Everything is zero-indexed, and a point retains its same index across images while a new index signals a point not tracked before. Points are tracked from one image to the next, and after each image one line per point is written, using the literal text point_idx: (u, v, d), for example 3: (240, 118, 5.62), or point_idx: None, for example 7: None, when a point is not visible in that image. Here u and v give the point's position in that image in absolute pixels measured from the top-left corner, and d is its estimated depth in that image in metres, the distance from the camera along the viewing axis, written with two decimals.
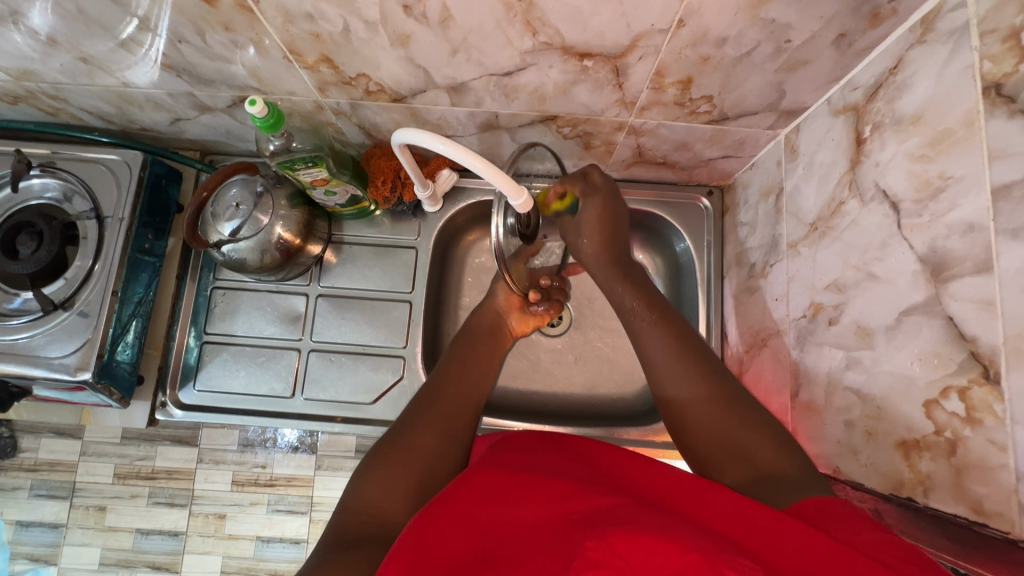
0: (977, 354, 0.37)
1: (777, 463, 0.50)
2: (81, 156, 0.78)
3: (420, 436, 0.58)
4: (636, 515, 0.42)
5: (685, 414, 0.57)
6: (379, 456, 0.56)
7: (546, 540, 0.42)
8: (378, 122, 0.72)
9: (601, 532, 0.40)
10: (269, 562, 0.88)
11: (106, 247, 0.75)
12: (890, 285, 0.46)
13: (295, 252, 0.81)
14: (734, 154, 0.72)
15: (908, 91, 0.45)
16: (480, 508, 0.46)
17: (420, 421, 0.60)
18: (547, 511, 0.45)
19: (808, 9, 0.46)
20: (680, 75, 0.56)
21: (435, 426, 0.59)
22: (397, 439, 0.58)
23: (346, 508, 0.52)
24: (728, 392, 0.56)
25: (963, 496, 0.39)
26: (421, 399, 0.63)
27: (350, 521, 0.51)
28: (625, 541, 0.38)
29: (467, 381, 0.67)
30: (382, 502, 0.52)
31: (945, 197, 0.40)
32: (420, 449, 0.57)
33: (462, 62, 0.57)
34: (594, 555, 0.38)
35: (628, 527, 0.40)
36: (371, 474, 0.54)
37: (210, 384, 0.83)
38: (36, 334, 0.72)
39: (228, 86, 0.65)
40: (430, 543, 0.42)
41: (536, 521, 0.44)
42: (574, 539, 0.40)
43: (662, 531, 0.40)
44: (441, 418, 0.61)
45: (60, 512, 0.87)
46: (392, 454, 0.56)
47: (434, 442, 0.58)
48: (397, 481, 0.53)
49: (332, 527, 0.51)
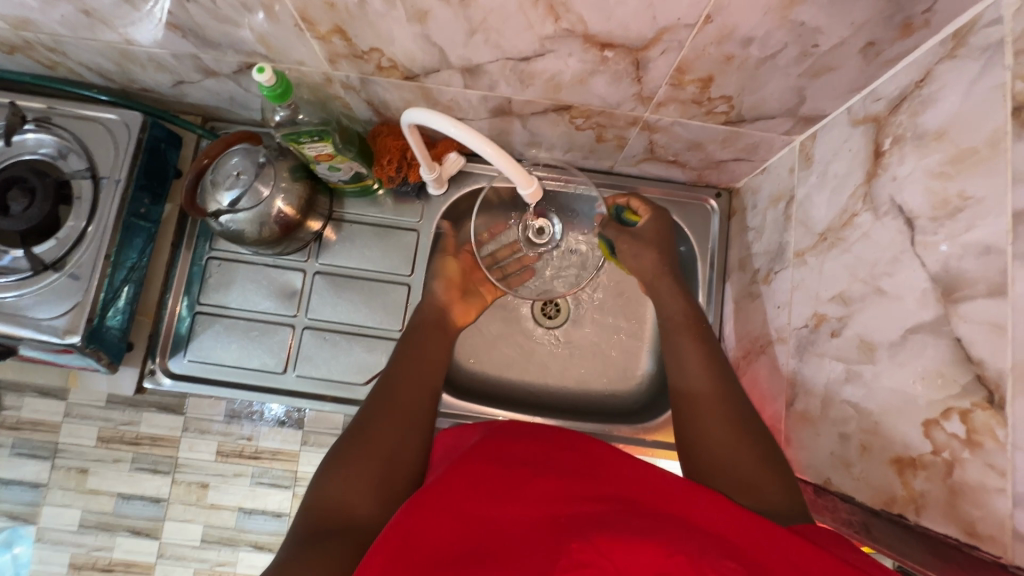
0: (983, 378, 0.37)
1: (774, 500, 0.51)
2: (78, 113, 0.76)
3: (383, 428, 0.57)
4: (622, 520, 0.42)
5: (701, 416, 0.59)
6: (344, 451, 0.55)
7: (533, 540, 0.42)
8: (388, 100, 0.71)
9: (588, 534, 0.40)
10: (250, 534, 0.88)
11: (100, 209, 0.73)
12: (897, 301, 0.46)
13: (295, 227, 0.79)
14: (747, 157, 0.71)
15: (933, 106, 0.45)
16: (468, 501, 0.46)
17: (385, 414, 0.58)
18: (535, 513, 0.45)
19: (840, 14, 0.44)
20: (701, 73, 0.55)
21: (400, 416, 0.59)
22: (361, 434, 0.57)
23: (310, 506, 0.51)
24: (750, 419, 0.58)
25: (956, 517, 0.39)
26: (383, 390, 0.62)
27: (313, 519, 0.50)
28: (610, 543, 0.39)
29: (432, 371, 0.66)
30: (348, 499, 0.51)
31: (962, 217, 0.40)
32: (384, 443, 0.56)
33: (479, 43, 0.56)
34: (580, 556, 0.39)
35: (616, 531, 0.40)
36: (337, 470, 0.53)
37: (201, 354, 0.82)
38: (24, 294, 0.70)
39: (234, 51, 0.63)
40: (417, 535, 0.42)
41: (523, 520, 0.44)
42: (560, 540, 0.41)
43: (649, 534, 0.40)
44: (404, 409, 0.60)
45: (41, 471, 0.86)
46: (355, 449, 0.55)
47: (398, 434, 0.57)
48: (362, 477, 0.52)
49: (297, 523, 0.50)
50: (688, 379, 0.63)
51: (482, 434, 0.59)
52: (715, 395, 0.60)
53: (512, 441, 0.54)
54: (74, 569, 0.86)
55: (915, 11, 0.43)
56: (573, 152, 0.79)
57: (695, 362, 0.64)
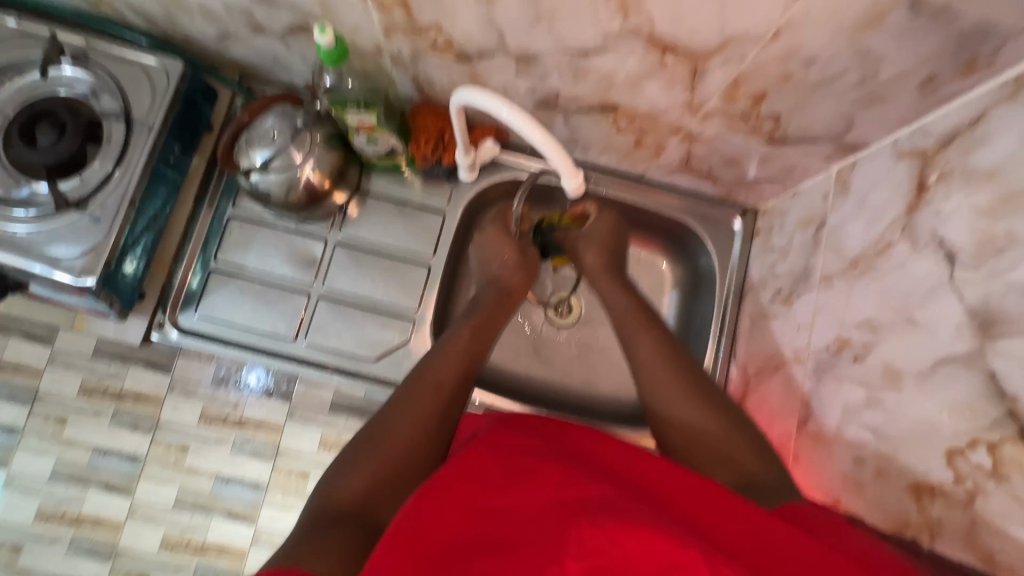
0: (1016, 413, 0.39)
1: (760, 469, 0.52)
2: (117, 54, 0.74)
3: (403, 427, 0.55)
4: (630, 506, 0.41)
5: (669, 400, 0.59)
6: (365, 445, 0.54)
7: (542, 525, 0.40)
8: (435, 78, 0.71)
9: (599, 519, 0.39)
10: (225, 502, 0.86)
11: (130, 153, 0.72)
12: (930, 332, 0.47)
13: (323, 196, 0.78)
14: (780, 178, 0.72)
15: (987, 145, 0.46)
16: (475, 489, 0.44)
17: (409, 413, 0.56)
18: (541, 494, 0.43)
19: (907, 45, 0.45)
20: (756, 88, 0.56)
21: (427, 419, 0.56)
22: (380, 433, 0.55)
23: (325, 494, 0.50)
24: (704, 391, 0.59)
25: (974, 546, 0.41)
26: (415, 382, 0.60)
27: (327, 505, 0.48)
28: (621, 530, 0.37)
29: (464, 362, 0.64)
30: (368, 494, 0.49)
31: (1007, 255, 0.41)
32: (409, 443, 0.54)
33: (542, 32, 0.56)
34: (591, 544, 0.37)
35: (628, 518, 0.38)
36: (356, 464, 0.52)
37: (212, 312, 0.81)
38: (41, 230, 0.69)
39: (290, 11, 0.63)
40: (427, 528, 0.41)
41: (531, 508, 0.42)
42: (570, 529, 0.39)
43: (660, 525, 0.39)
44: (439, 407, 0.58)
45: (18, 416, 0.84)
46: (375, 447, 0.53)
47: (426, 435, 0.55)
48: (383, 474, 0.51)
49: (309, 511, 0.49)
50: (649, 389, 0.61)
51: (491, 423, 0.55)
52: (679, 391, 0.59)
53: (518, 429, 0.52)
54: (41, 519, 0.84)
55: (982, 50, 0.44)
56: (608, 154, 0.79)
57: (649, 349, 0.64)
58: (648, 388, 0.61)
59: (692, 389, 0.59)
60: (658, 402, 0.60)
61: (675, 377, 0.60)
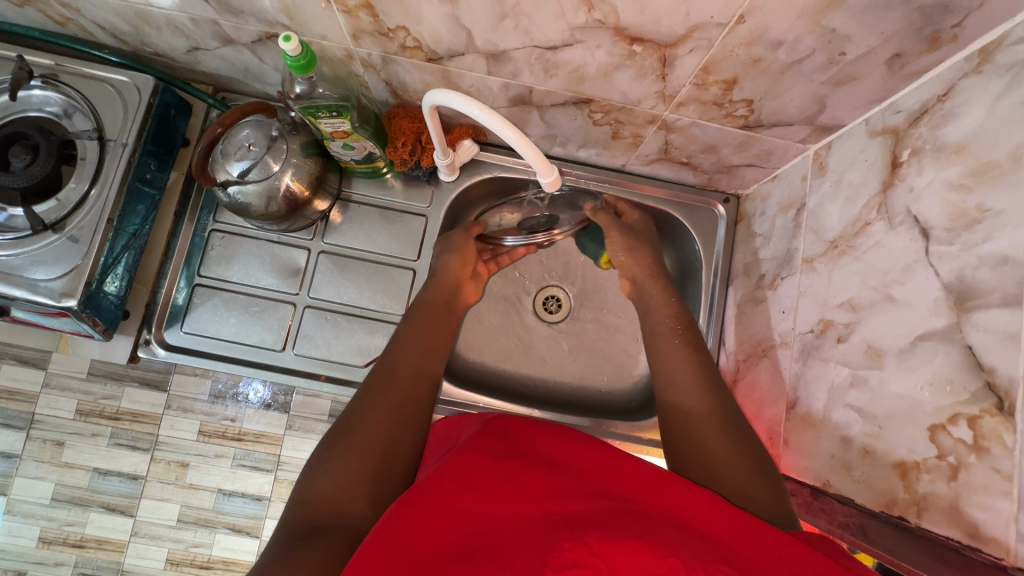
0: (993, 385, 0.39)
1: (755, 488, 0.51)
2: (86, 72, 0.74)
3: (375, 426, 0.54)
4: (616, 520, 0.41)
5: (680, 398, 0.59)
6: (334, 445, 0.52)
7: (524, 535, 0.40)
8: (407, 81, 0.70)
9: (581, 534, 0.39)
10: (228, 516, 0.86)
11: (105, 172, 0.71)
12: (909, 309, 0.47)
13: (303, 204, 0.78)
14: (759, 163, 0.72)
15: (955, 119, 0.46)
16: (460, 496, 0.43)
17: (378, 412, 0.55)
18: (525, 505, 0.43)
19: (871, 22, 0.45)
20: (726, 74, 0.55)
21: (393, 416, 0.56)
22: (349, 433, 0.53)
23: (301, 501, 0.49)
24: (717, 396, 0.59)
25: (959, 521, 0.41)
26: (380, 380, 0.59)
27: (305, 513, 0.47)
28: (606, 543, 0.38)
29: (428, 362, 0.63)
30: (344, 498, 0.48)
31: (980, 228, 0.41)
32: (381, 441, 0.53)
33: (509, 29, 0.55)
34: (574, 555, 0.38)
35: (611, 532, 0.39)
36: (328, 467, 0.50)
37: (199, 327, 0.81)
38: (20, 253, 0.68)
39: (257, 20, 0.62)
40: (407, 535, 0.40)
41: (514, 517, 0.42)
42: (552, 540, 0.39)
43: (644, 536, 0.39)
44: (405, 406, 0.57)
45: (15, 442, 0.84)
46: (346, 446, 0.52)
47: (392, 430, 0.54)
48: (355, 473, 0.50)
49: (286, 521, 0.47)
50: (665, 374, 0.62)
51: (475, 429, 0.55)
52: (697, 392, 0.59)
53: (499, 435, 0.52)
54: (44, 543, 0.84)
55: (945, 24, 0.44)
56: (586, 148, 0.79)
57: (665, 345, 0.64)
58: (666, 381, 0.61)
59: (701, 388, 0.59)
60: (670, 398, 0.60)
61: (689, 376, 0.61)
